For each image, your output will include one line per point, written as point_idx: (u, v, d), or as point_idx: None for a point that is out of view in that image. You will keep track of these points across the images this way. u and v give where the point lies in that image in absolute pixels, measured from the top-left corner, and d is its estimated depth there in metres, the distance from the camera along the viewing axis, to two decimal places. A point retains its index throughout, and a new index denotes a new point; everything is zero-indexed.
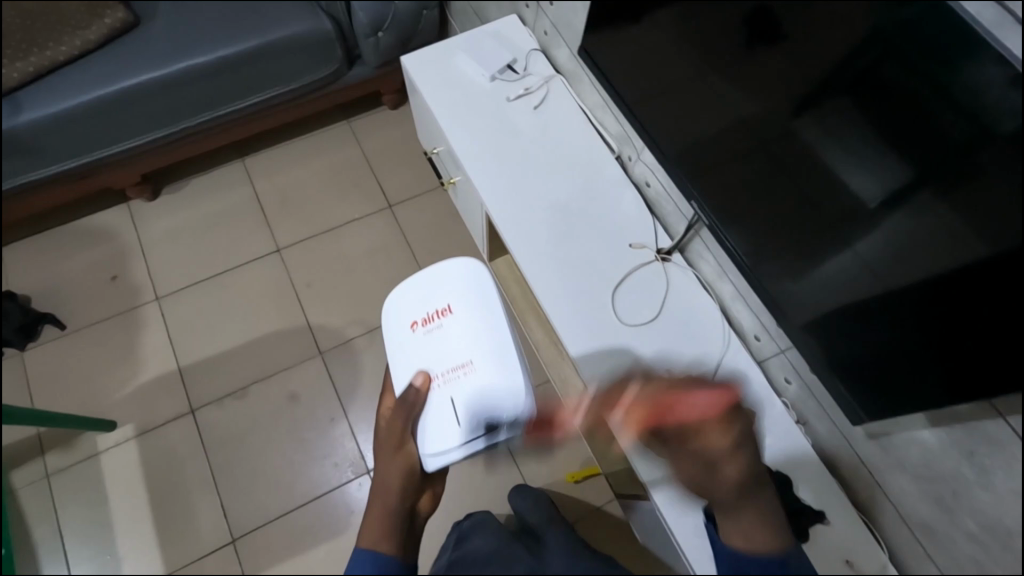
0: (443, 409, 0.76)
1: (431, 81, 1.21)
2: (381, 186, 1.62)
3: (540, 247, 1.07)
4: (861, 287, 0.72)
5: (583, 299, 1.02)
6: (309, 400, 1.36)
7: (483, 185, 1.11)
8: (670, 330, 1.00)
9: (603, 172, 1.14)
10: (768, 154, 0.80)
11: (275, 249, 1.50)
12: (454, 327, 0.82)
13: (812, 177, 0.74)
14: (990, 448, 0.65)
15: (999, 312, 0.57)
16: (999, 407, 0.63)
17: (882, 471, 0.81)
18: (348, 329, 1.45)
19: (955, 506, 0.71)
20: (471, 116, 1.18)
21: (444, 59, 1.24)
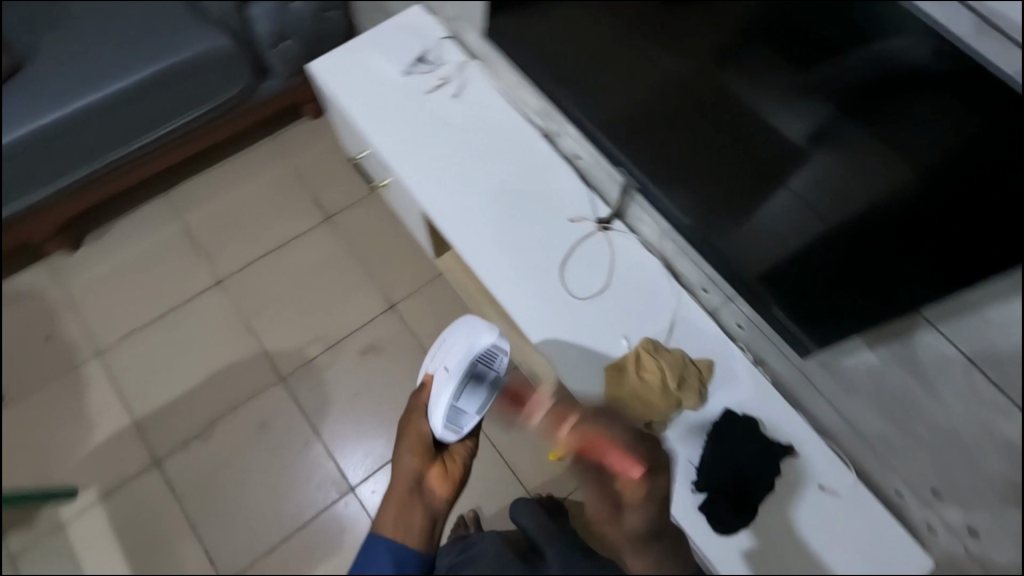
0: (439, 378, 0.92)
1: (347, 85, 1.17)
2: (317, 201, 1.62)
3: (487, 235, 1.07)
4: (803, 227, 0.77)
5: (537, 281, 1.04)
6: (279, 424, 1.35)
7: (417, 182, 1.11)
8: (622, 296, 1.04)
9: (534, 151, 1.15)
10: (697, 115, 0.84)
11: (216, 281, 1.45)
12: (444, 342, 0.97)
13: (744, 131, 0.79)
14: (927, 354, 0.73)
15: (933, 231, 0.64)
16: (932, 317, 0.71)
17: (836, 393, 0.88)
18: (308, 349, 1.53)
19: (909, 416, 0.78)
20: (393, 114, 1.16)
21: (355, 60, 1.21)
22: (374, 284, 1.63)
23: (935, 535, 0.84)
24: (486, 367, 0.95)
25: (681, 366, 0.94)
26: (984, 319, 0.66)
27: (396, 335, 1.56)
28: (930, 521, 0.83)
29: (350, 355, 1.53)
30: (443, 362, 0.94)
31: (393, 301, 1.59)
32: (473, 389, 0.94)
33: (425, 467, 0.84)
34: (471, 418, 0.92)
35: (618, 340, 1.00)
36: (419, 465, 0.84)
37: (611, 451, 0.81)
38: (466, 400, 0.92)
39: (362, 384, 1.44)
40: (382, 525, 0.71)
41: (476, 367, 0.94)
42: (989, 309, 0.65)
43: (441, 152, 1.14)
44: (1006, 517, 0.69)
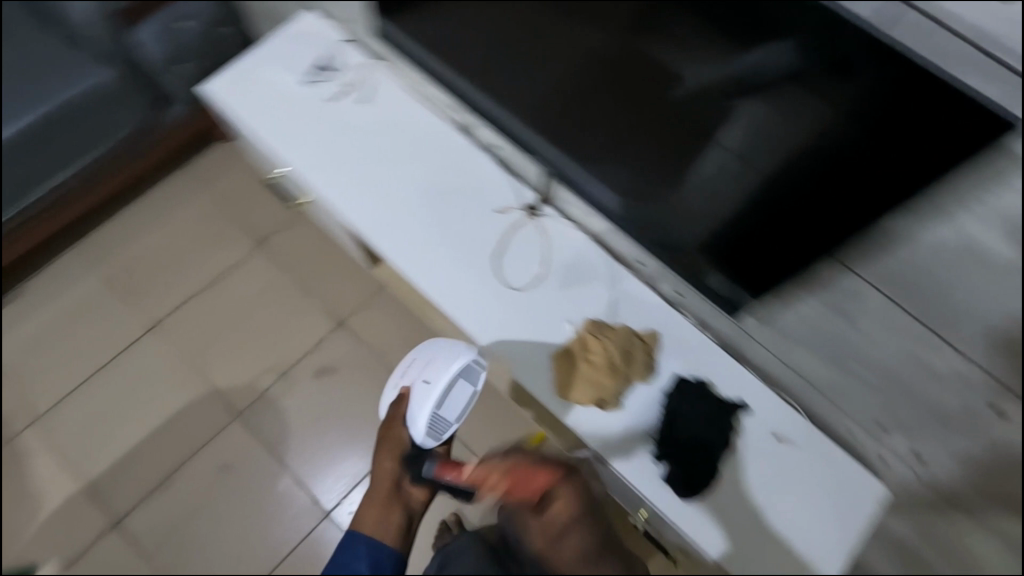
0: (419, 393, 0.83)
1: (246, 106, 0.97)
2: (247, 223, 1.52)
3: (402, 241, 0.89)
4: (734, 183, 0.63)
5: (467, 280, 0.87)
6: (241, 464, 1.33)
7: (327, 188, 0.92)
8: (562, 278, 0.87)
9: (453, 149, 0.94)
10: (605, 91, 0.69)
11: (150, 325, 1.42)
12: (422, 353, 0.86)
13: (654, 106, 0.65)
14: (850, 302, 0.61)
15: (892, 181, 0.51)
16: (848, 261, 0.59)
17: (795, 362, 0.76)
18: (260, 380, 1.39)
19: (858, 377, 0.68)
20: (294, 127, 0.95)
21: (243, 74, 0.99)
22: (315, 302, 1.45)
23: (892, 467, 0.76)
24: (472, 379, 0.85)
25: (626, 342, 0.80)
26: (963, 234, 0.50)
27: (350, 356, 1.41)
28: (882, 454, 0.75)
29: (304, 381, 1.39)
30: (423, 375, 0.84)
31: (341, 317, 1.44)
32: (458, 399, 0.85)
33: (400, 479, 0.83)
34: (453, 428, 0.84)
35: (561, 326, 0.84)
36: (394, 475, 0.84)
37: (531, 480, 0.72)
38: (450, 407, 0.84)
39: (323, 406, 1.38)
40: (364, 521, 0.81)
41: (459, 380, 0.84)
42: (919, 239, 0.53)
43: (355, 169, 0.93)
44: (949, 442, 0.63)
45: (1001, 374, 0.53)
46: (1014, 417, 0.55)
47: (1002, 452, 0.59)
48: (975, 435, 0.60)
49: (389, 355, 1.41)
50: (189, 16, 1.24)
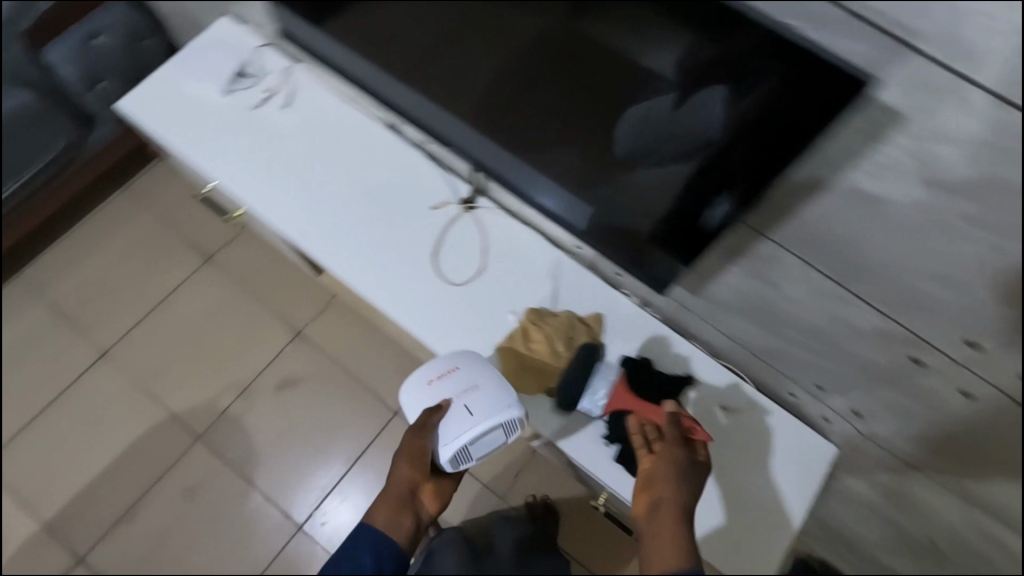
0: (459, 420, 0.71)
1: (169, 121, 0.93)
2: (192, 240, 1.47)
3: (339, 248, 0.87)
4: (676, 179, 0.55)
5: (406, 280, 0.86)
6: (207, 488, 1.30)
7: (255, 200, 0.90)
8: (502, 269, 0.86)
9: (383, 148, 0.93)
10: (544, 84, 0.59)
11: (100, 353, 1.37)
12: (469, 370, 0.74)
13: (611, 103, 0.55)
14: (768, 266, 0.60)
15: (842, 165, 0.45)
16: (761, 229, 0.57)
17: (737, 332, 0.76)
18: (219, 400, 1.36)
19: (796, 341, 0.68)
20: (217, 139, 0.93)
21: (163, 87, 0.95)
22: (271, 314, 1.43)
23: (834, 427, 0.79)
24: (508, 430, 0.73)
25: (568, 328, 0.80)
26: (851, 188, 0.46)
27: (310, 365, 1.39)
28: (825, 415, 0.78)
29: (265, 396, 1.37)
30: (463, 399, 0.72)
31: (298, 327, 1.42)
32: (489, 444, 0.72)
33: (420, 481, 0.73)
34: (473, 462, 0.74)
35: (504, 318, 0.84)
36: (413, 480, 0.72)
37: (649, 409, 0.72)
38: (481, 445, 0.73)
39: (286, 419, 1.36)
40: (377, 516, 0.70)
41: (497, 429, 0.72)
42: (814, 204, 0.49)
43: (285, 181, 0.91)
44: (875, 394, 0.65)
45: (914, 327, 0.53)
46: (932, 366, 0.56)
47: (932, 402, 0.60)
48: (905, 391, 0.62)
49: (350, 361, 1.40)
50: (101, 31, 1.19)
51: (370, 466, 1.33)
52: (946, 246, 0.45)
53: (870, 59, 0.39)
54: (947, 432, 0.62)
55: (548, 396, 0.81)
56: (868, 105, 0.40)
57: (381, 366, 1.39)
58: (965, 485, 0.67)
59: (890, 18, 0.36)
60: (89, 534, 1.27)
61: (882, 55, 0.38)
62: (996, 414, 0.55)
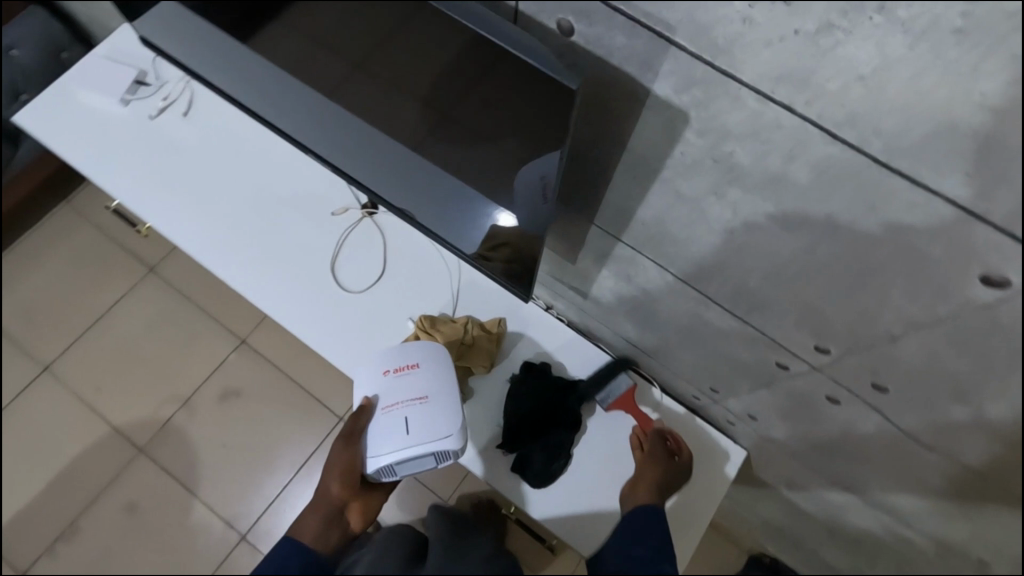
0: (385, 431, 0.64)
1: (68, 135, 0.91)
2: (132, 250, 1.46)
3: (238, 258, 0.85)
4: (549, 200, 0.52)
5: (304, 289, 0.84)
6: (149, 501, 1.30)
7: (151, 212, 0.88)
8: (402, 275, 0.84)
9: (283, 154, 0.90)
10: (454, 122, 0.52)
11: (42, 368, 1.37)
12: (427, 377, 0.66)
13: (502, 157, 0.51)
14: (632, 267, 0.58)
15: (668, 168, 0.42)
16: (614, 231, 0.54)
17: (632, 334, 0.73)
18: (161, 412, 1.36)
19: (680, 343, 0.65)
20: (115, 150, 0.90)
21: (60, 99, 0.93)
22: (214, 324, 1.42)
23: (738, 429, 0.75)
24: (441, 459, 0.65)
25: (462, 332, 0.77)
26: (670, 188, 0.44)
27: (252, 374, 1.38)
28: (728, 418, 0.75)
29: (206, 406, 1.36)
30: (408, 411, 0.64)
31: (242, 335, 1.41)
32: (415, 464, 0.65)
33: (348, 496, 0.67)
34: (398, 477, 0.68)
35: (403, 324, 0.82)
36: (342, 495, 0.66)
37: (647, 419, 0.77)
38: (409, 464, 0.66)
39: (229, 428, 1.35)
40: (302, 529, 0.63)
41: (430, 457, 0.65)
42: (644, 203, 0.47)
43: (183, 191, 0.88)
44: (758, 396, 0.63)
45: (766, 327, 0.50)
46: (797, 369, 0.53)
47: (806, 404, 0.58)
48: (783, 392, 0.59)
49: (293, 368, 1.39)
50: (16, 43, 1.16)
51: (312, 473, 1.31)
52: (763, 243, 0.42)
53: (639, 53, 0.36)
54: (829, 433, 0.59)
55: None
56: (649, 97, 0.38)
57: (324, 373, 1.38)
58: (858, 487, 0.64)
59: (640, 9, 0.33)
60: (30, 551, 1.27)
61: (638, 40, 0.35)
62: (860, 416, 0.51)
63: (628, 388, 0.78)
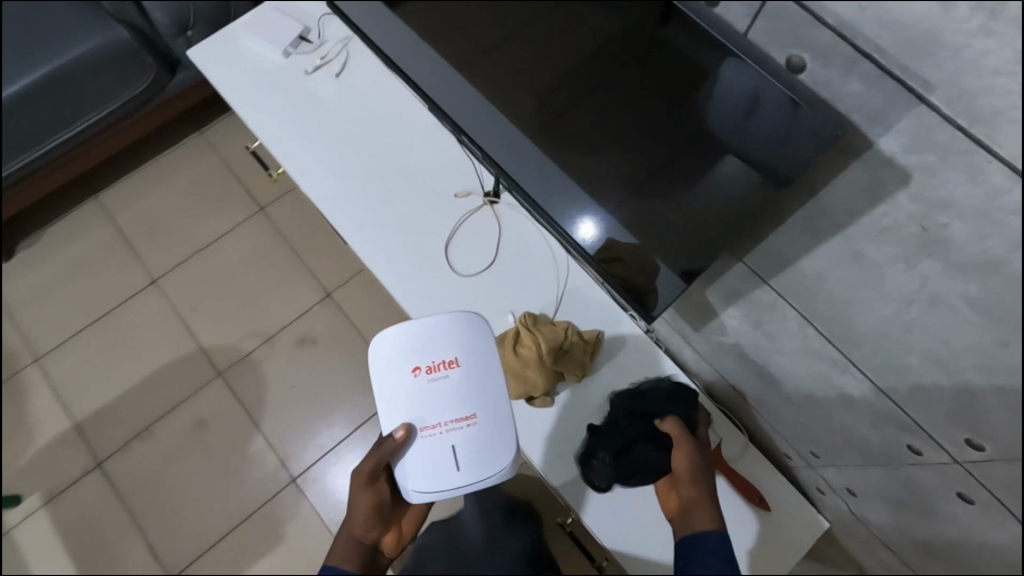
0: (437, 463, 0.65)
1: (231, 75, 0.97)
2: (248, 191, 1.58)
3: (359, 220, 0.88)
4: (735, 192, 0.50)
5: (415, 265, 0.86)
6: (218, 422, 1.39)
7: (291, 161, 0.91)
8: (511, 271, 0.85)
9: (416, 130, 0.93)
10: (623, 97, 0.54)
11: (150, 280, 1.50)
12: (468, 396, 0.67)
13: (688, 134, 0.51)
14: (767, 315, 0.56)
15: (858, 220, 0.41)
16: (761, 274, 0.53)
17: (737, 378, 0.71)
18: (244, 343, 1.46)
19: (788, 394, 0.62)
20: (268, 96, 0.95)
21: (232, 42, 0.99)
22: (308, 271, 1.52)
23: (826, 499, 0.71)
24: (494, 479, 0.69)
25: (560, 339, 0.76)
26: (850, 246, 0.43)
27: (330, 326, 1.47)
28: (818, 486, 0.71)
29: (285, 349, 1.45)
30: (455, 436, 0.66)
31: (328, 289, 1.50)
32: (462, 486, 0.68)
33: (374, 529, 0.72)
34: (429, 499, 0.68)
35: (503, 317, 0.83)
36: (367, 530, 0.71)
37: (732, 475, 0.74)
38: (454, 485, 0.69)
39: (298, 372, 1.44)
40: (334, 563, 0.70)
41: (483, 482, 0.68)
42: (812, 255, 0.46)
43: (322, 147, 0.92)
44: (868, 474, 0.59)
45: (911, 411, 0.47)
46: (928, 457, 0.50)
47: (921, 495, 0.54)
48: (897, 478, 0.56)
49: (369, 330, 1.47)
50: None
51: (367, 434, 1.39)
52: (942, 325, 0.40)
53: (873, 104, 0.37)
54: (933, 531, 0.56)
55: (528, 400, 0.78)
56: (865, 150, 0.38)
57: None
58: None
59: (897, 61, 0.34)
60: (106, 442, 1.37)
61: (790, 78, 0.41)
62: (994, 527, 0.47)
63: (717, 447, 0.75)
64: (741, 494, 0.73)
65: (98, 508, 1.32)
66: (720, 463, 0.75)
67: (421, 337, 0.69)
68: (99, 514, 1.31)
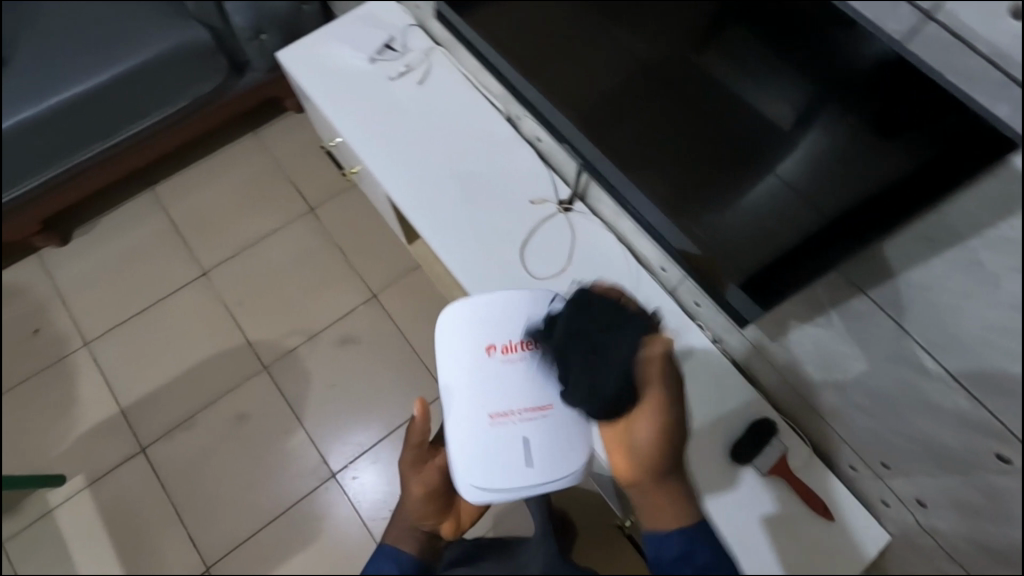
0: (505, 455, 0.68)
1: (318, 78, 1.01)
2: (299, 193, 1.63)
3: (439, 220, 0.92)
4: (773, 205, 0.61)
5: (492, 267, 0.89)
6: (257, 415, 1.40)
7: (373, 160, 0.95)
8: (583, 277, 0.88)
9: (493, 137, 0.97)
10: (678, 115, 0.66)
11: (200, 272, 1.50)
12: (538, 387, 0.69)
13: (730, 147, 0.62)
14: (859, 324, 0.60)
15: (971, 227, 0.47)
16: (861, 284, 0.58)
17: (804, 386, 0.74)
18: (287, 339, 1.51)
19: (856, 395, 0.66)
20: (354, 99, 1.00)
21: (318, 47, 1.04)
22: (354, 272, 1.57)
23: (890, 512, 0.74)
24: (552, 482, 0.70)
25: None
26: (968, 256, 0.48)
27: (374, 326, 1.51)
28: (883, 497, 0.73)
29: (327, 347, 1.50)
30: (527, 428, 0.68)
31: (374, 290, 1.56)
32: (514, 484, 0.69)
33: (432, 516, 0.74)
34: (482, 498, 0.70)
35: None
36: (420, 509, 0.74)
37: (798, 487, 0.76)
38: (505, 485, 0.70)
39: (339, 371, 1.47)
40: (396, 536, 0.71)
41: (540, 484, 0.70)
42: (924, 265, 0.51)
43: (403, 149, 0.96)
44: (945, 482, 0.61)
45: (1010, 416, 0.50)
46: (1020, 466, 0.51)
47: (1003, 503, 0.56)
48: (979, 488, 0.58)
49: (411, 331, 1.51)
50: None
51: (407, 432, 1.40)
52: None
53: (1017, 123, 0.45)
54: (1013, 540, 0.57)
55: None
56: (1000, 167, 0.44)
57: None
58: None
59: None
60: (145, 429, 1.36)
61: (848, 95, 0.51)
62: None
63: (780, 455, 0.77)
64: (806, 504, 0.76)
65: None
66: (785, 474, 0.77)
67: (496, 315, 0.73)
68: None
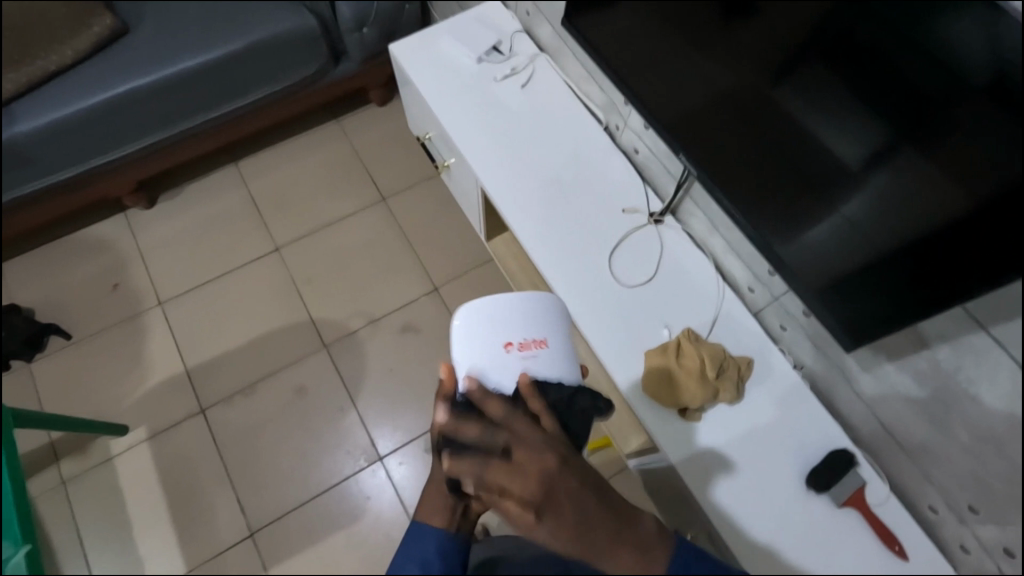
0: None
1: (428, 72, 1.05)
2: (374, 179, 1.67)
3: (531, 221, 0.94)
4: (844, 234, 0.68)
5: (583, 269, 0.91)
6: (316, 391, 1.39)
7: (473, 155, 0.99)
8: (673, 291, 0.91)
9: (589, 145, 1.01)
10: (759, 146, 0.75)
11: (273, 248, 1.54)
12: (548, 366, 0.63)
13: (805, 178, 0.71)
14: (975, 359, 0.61)
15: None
16: (981, 319, 0.60)
17: (877, 410, 0.77)
18: (351, 321, 1.48)
19: (947, 424, 0.67)
20: (459, 95, 1.03)
21: (430, 43, 1.08)
22: (421, 265, 1.57)
23: (971, 559, 0.72)
24: None
25: (719, 358, 0.82)
26: None
27: (437, 321, 1.49)
28: (964, 543, 0.72)
29: (389, 331, 1.47)
30: None
31: (436, 284, 1.54)
32: None
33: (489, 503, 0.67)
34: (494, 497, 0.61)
35: (659, 330, 0.88)
36: None
37: (874, 522, 0.76)
38: None
39: (396, 358, 1.45)
40: None
41: None
42: None
43: (502, 147, 1.00)
44: None
45: None
46: None
47: None
48: None
49: None
50: None
51: None
52: None
53: None
54: None
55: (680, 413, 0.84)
56: None
57: None
58: None
59: None
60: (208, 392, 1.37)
61: (905, 136, 0.59)
62: None
63: (859, 486, 0.77)
64: (879, 540, 0.75)
65: (190, 457, 1.29)
66: (864, 508, 0.76)
67: (519, 312, 0.65)
68: (188, 465, 1.28)
